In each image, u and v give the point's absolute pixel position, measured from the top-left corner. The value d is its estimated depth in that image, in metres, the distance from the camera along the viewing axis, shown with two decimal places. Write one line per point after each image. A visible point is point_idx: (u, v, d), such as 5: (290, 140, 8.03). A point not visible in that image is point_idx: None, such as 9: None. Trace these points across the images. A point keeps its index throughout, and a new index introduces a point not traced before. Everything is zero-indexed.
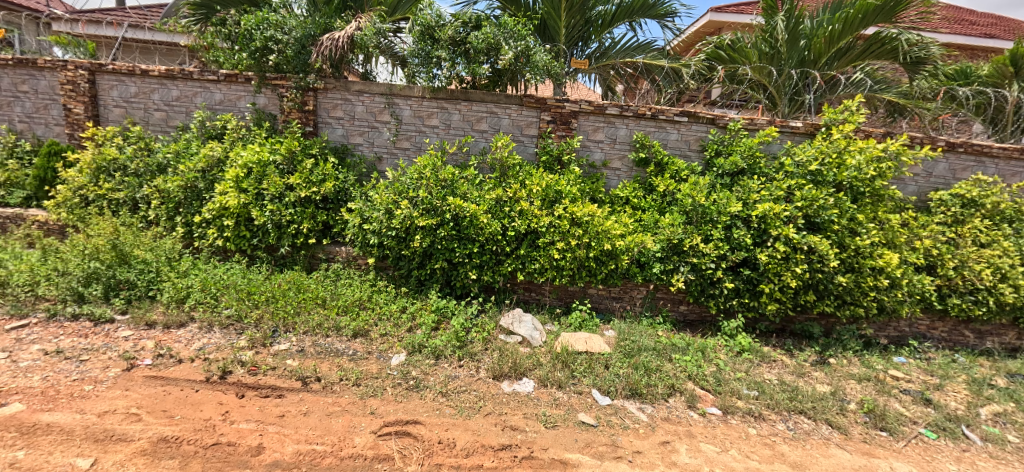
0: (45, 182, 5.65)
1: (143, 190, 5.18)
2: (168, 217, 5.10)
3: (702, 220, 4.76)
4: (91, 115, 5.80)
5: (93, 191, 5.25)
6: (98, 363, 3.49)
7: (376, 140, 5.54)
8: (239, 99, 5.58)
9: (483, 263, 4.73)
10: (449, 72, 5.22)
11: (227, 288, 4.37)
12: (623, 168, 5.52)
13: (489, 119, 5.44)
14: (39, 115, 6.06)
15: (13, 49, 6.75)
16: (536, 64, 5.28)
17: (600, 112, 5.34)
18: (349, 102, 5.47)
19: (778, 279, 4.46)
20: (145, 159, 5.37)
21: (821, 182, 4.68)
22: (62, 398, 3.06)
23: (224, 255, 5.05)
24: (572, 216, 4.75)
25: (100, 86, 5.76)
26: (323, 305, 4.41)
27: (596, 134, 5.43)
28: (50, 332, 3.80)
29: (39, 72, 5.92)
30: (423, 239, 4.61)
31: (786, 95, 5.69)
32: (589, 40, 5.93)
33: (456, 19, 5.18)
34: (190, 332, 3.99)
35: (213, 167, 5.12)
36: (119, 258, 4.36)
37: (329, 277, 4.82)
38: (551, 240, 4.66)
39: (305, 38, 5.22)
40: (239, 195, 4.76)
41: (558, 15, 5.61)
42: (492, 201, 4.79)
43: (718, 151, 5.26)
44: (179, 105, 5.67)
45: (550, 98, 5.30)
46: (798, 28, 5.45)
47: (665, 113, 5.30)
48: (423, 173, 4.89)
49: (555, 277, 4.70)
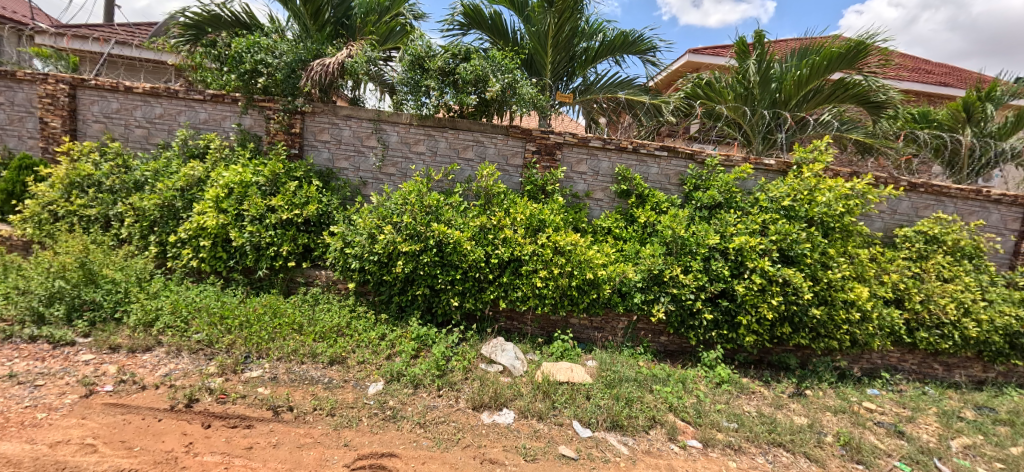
0: (12, 195, 5.43)
1: (117, 207, 5.00)
2: (141, 236, 4.93)
3: (682, 251, 4.86)
4: (68, 130, 5.66)
5: (64, 206, 5.05)
6: (54, 388, 3.31)
7: (361, 165, 5.54)
8: (224, 120, 5.54)
9: (465, 290, 4.71)
10: (437, 101, 5.31)
11: (199, 311, 4.22)
12: (605, 198, 5.62)
13: (475, 148, 5.50)
14: (13, 127, 5.88)
15: None
16: (523, 96, 5.39)
17: (584, 144, 5.46)
18: (336, 126, 5.48)
19: (755, 311, 4.56)
20: (122, 176, 5.22)
21: (794, 216, 4.87)
22: (12, 427, 2.87)
23: (198, 276, 4.87)
24: (554, 245, 4.79)
25: (81, 101, 5.67)
26: (299, 331, 4.28)
27: (579, 166, 5.55)
28: (4, 354, 3.60)
29: (17, 85, 5.79)
30: (406, 265, 4.57)
31: (760, 134, 5.91)
32: (573, 75, 6.14)
33: (445, 51, 5.36)
34: (156, 357, 3.82)
35: (192, 187, 5.00)
36: (87, 278, 4.20)
37: (307, 302, 4.70)
38: (534, 268, 4.69)
39: (295, 63, 5.25)
40: (217, 215, 4.65)
41: (545, 51, 5.81)
42: (476, 228, 4.81)
43: (697, 186, 5.42)
44: (161, 123, 5.59)
45: (535, 130, 5.41)
46: (769, 71, 5.76)
47: (646, 147, 5.47)
48: (408, 199, 4.88)
49: (538, 306, 4.70)
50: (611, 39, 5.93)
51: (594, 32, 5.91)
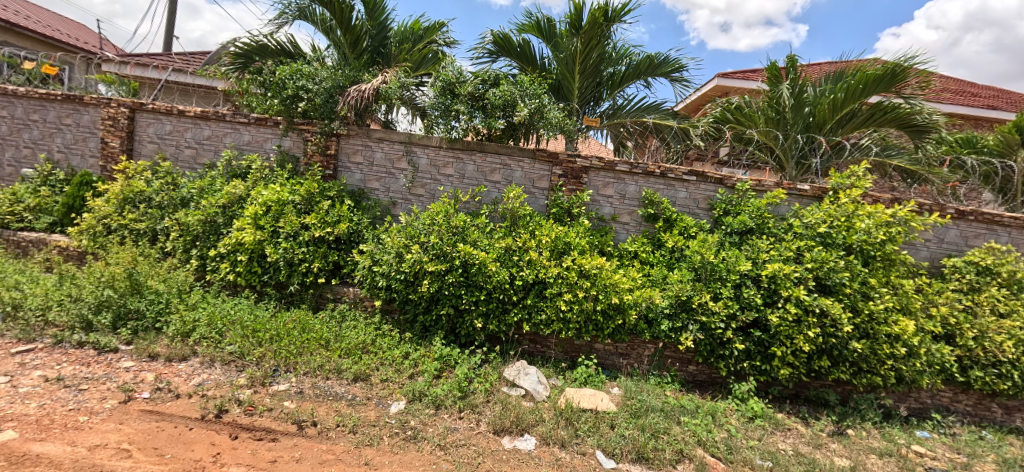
0: (72, 209, 5.84)
1: (164, 222, 5.31)
2: (184, 249, 5.19)
3: (712, 277, 4.74)
4: (125, 149, 6.11)
5: (117, 220, 5.39)
6: (96, 393, 3.48)
7: (391, 186, 5.71)
8: (265, 142, 5.85)
9: (489, 312, 4.71)
10: (466, 125, 5.45)
11: (233, 324, 4.38)
12: (632, 222, 5.56)
13: (503, 171, 5.58)
14: (77, 146, 6.40)
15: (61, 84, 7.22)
16: (550, 120, 5.46)
17: (611, 168, 5.46)
18: (369, 149, 5.70)
19: (790, 342, 4.36)
20: (171, 193, 5.55)
21: (831, 244, 4.69)
22: (56, 429, 3.04)
23: (233, 289, 5.07)
24: (580, 268, 4.76)
25: (138, 123, 6.12)
26: (326, 347, 4.37)
27: (606, 189, 5.53)
28: (54, 358, 3.83)
29: (83, 108, 6.31)
30: (432, 284, 4.63)
31: (793, 158, 5.72)
32: (600, 100, 6.21)
33: (475, 77, 5.50)
34: (191, 367, 3.98)
35: (233, 204, 5.25)
36: (132, 288, 4.45)
37: (335, 318, 4.80)
38: (559, 291, 4.66)
39: (333, 88, 5.52)
40: (255, 231, 4.87)
41: (572, 77, 5.94)
42: (501, 249, 4.85)
43: (727, 211, 5.30)
44: (208, 143, 5.96)
45: (562, 154, 5.45)
46: (803, 95, 5.64)
47: (674, 171, 5.41)
48: (436, 219, 4.98)
49: (562, 330, 4.65)
50: (637, 63, 5.99)
51: (622, 57, 5.96)
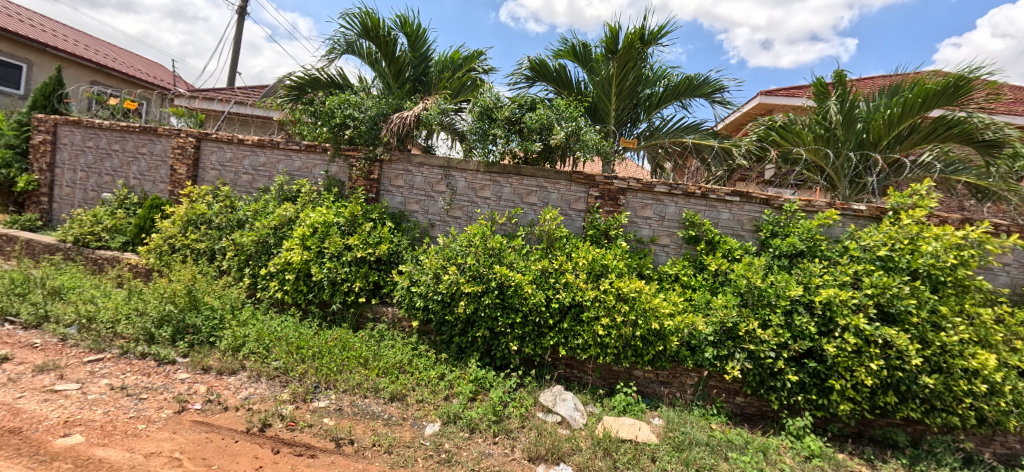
0: (143, 230, 6.38)
1: (221, 242, 5.69)
2: (238, 268, 5.52)
3: (759, 303, 4.48)
4: (191, 176, 6.66)
5: (180, 240, 5.83)
6: (154, 402, 3.71)
7: (430, 208, 5.87)
8: (314, 167, 6.20)
9: (525, 335, 4.66)
10: (503, 148, 5.58)
11: (279, 340, 4.58)
12: (672, 244, 5.39)
13: (539, 193, 5.61)
14: (150, 173, 7.04)
15: (140, 118, 8.01)
16: (587, 142, 5.47)
17: (649, 189, 5.36)
18: (410, 173, 5.91)
19: (850, 375, 4.03)
20: (228, 216, 5.96)
21: (893, 268, 4.35)
22: (117, 435, 3.25)
23: (281, 307, 5.31)
24: (617, 291, 4.65)
25: (203, 151, 6.67)
26: (364, 365, 4.46)
27: (644, 210, 5.43)
28: (120, 368, 4.14)
29: (157, 139, 6.96)
30: (468, 306, 4.66)
31: (845, 177, 5.44)
32: (637, 121, 6.18)
33: (512, 102, 5.63)
34: (239, 381, 4.17)
35: (284, 226, 5.57)
36: (191, 304, 4.78)
37: (374, 337, 4.91)
38: (596, 315, 4.55)
39: (377, 116, 5.82)
40: (302, 251, 5.13)
41: (608, 99, 5.96)
42: (537, 271, 4.83)
43: (774, 232, 5.04)
44: (264, 169, 6.39)
45: (599, 176, 5.42)
46: (854, 110, 5.33)
47: (716, 192, 5.23)
48: (473, 241, 5.06)
49: (600, 355, 4.52)
50: (676, 84, 5.93)
51: (659, 78, 5.92)
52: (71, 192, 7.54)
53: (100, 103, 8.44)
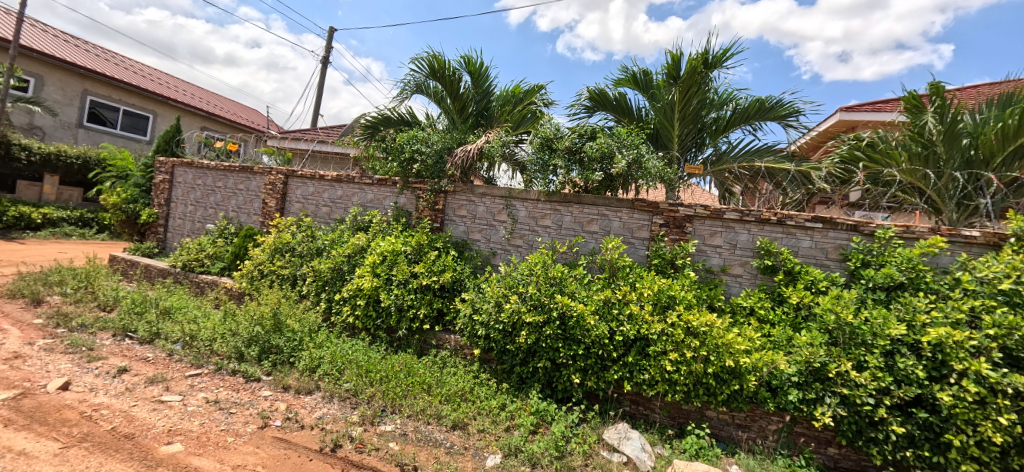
0: (238, 257, 7.13)
1: (302, 269, 6.20)
2: (315, 293, 5.95)
3: (852, 342, 4.00)
4: (279, 208, 7.39)
5: (268, 267, 6.43)
6: (241, 416, 4.05)
7: (492, 237, 5.99)
8: (385, 199, 6.63)
9: (587, 367, 4.52)
10: (563, 178, 5.60)
11: (350, 363, 4.83)
12: (746, 274, 5.03)
13: (600, 221, 5.54)
14: (246, 207, 7.90)
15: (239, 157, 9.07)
16: (650, 170, 5.36)
17: (718, 216, 5.08)
18: (473, 203, 6.11)
19: (972, 430, 3.46)
20: (309, 245, 6.50)
21: (1020, 304, 3.78)
22: (210, 446, 3.57)
23: (351, 331, 5.62)
24: (686, 325, 4.39)
25: (290, 187, 7.39)
26: (428, 391, 4.55)
27: (713, 238, 5.14)
28: (214, 383, 4.59)
29: (253, 176, 7.84)
30: (529, 336, 4.63)
31: (951, 200, 4.82)
32: (703, 146, 5.96)
33: (572, 132, 5.70)
34: (314, 400, 4.44)
35: (357, 254, 5.97)
36: (275, 326, 5.21)
37: (437, 364, 5.02)
38: (663, 350, 4.32)
39: (443, 150, 6.13)
40: (373, 278, 5.45)
41: (671, 125, 5.81)
42: (600, 302, 4.71)
43: (866, 262, 4.54)
44: (340, 202, 6.94)
45: (663, 203, 5.24)
46: (957, 125, 4.75)
47: (795, 218, 4.82)
48: (534, 270, 5.09)
49: (668, 392, 4.27)
50: (744, 106, 5.68)
51: (725, 101, 5.77)
52: (182, 223, 8.65)
53: (208, 146, 9.69)
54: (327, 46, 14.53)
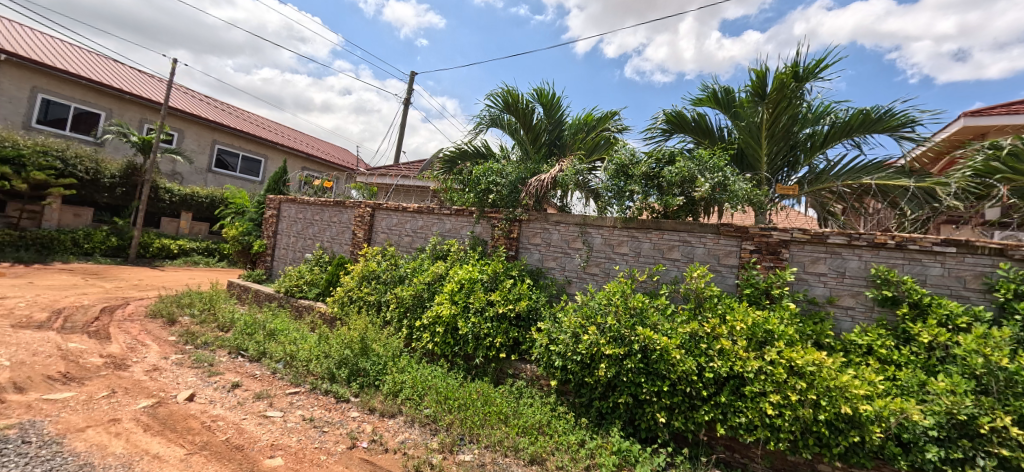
0: (331, 283, 7.75)
1: (387, 295, 6.56)
2: (398, 319, 6.24)
3: (1008, 389, 3.40)
4: (366, 238, 7.96)
5: (357, 293, 6.90)
6: (333, 436, 4.30)
7: (567, 265, 5.90)
8: (462, 229, 6.86)
9: (673, 406, 4.18)
10: (641, 203, 5.42)
11: (430, 389, 4.94)
12: (858, 306, 4.40)
13: (682, 248, 5.22)
14: (339, 237, 8.62)
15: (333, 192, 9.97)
16: (737, 193, 4.98)
17: (820, 241, 4.54)
18: (547, 231, 6.10)
19: None
20: (393, 272, 6.89)
21: None
22: (306, 462, 3.82)
23: (431, 357, 5.79)
24: (789, 363, 3.92)
25: (376, 219, 7.95)
26: (505, 422, 4.49)
27: (815, 265, 4.59)
28: (310, 401, 4.95)
29: (345, 209, 8.57)
30: (609, 369, 4.41)
31: None
32: (797, 164, 5.47)
33: (648, 157, 5.48)
34: (397, 424, 4.60)
35: (436, 281, 6.21)
36: (363, 350, 5.53)
37: (513, 394, 4.96)
38: (762, 390, 3.89)
39: (517, 181, 6.28)
40: (451, 306, 5.61)
41: (758, 144, 5.41)
42: (685, 335, 4.38)
43: (1020, 293, 3.82)
44: (421, 232, 7.30)
45: (753, 227, 4.81)
46: None
47: (918, 242, 4.17)
48: (612, 299, 4.92)
49: (770, 440, 3.79)
50: (845, 119, 5.11)
51: (820, 115, 5.23)
52: (285, 253, 9.61)
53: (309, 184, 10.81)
54: (410, 89, 15.65)
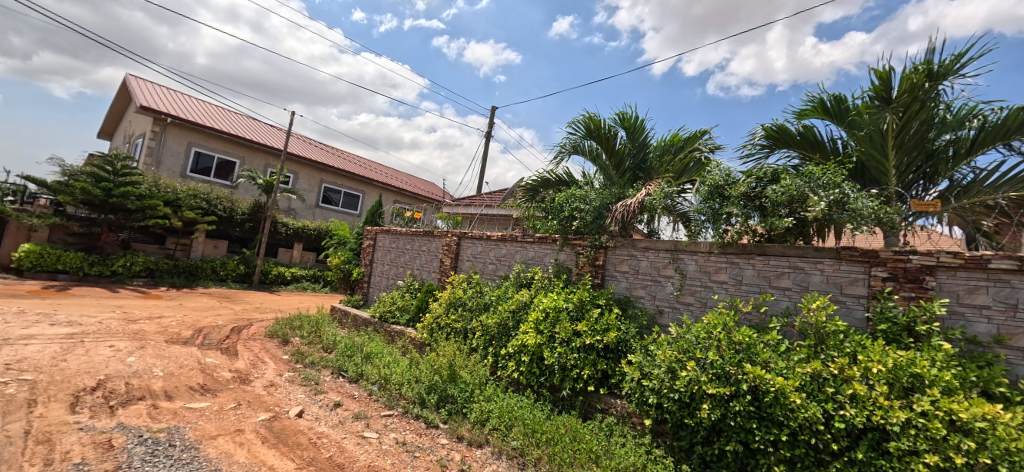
0: (421, 309, 8.05)
1: (472, 323, 6.63)
2: (484, 346, 6.26)
3: None
4: (453, 266, 8.19)
5: (444, 320, 7.07)
6: (424, 461, 4.35)
7: (658, 293, 5.53)
8: (545, 256, 6.77)
9: (795, 458, 3.64)
10: (741, 226, 4.93)
11: (517, 420, 4.81)
12: None
13: (793, 275, 4.63)
14: (428, 265, 8.98)
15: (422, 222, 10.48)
16: (860, 212, 4.32)
17: (979, 266, 3.76)
18: (635, 258, 5.80)
19: None
20: (478, 300, 6.97)
21: None
22: None
23: (516, 386, 5.69)
24: (949, 417, 3.26)
25: (462, 247, 8.16)
26: (596, 462, 4.15)
27: (973, 296, 3.79)
28: (402, 425, 5.08)
29: (433, 239, 8.93)
30: (713, 411, 3.96)
31: None
32: (935, 176, 4.68)
33: (747, 176, 4.99)
34: (485, 455, 4.53)
35: (521, 309, 6.16)
36: (451, 377, 5.58)
37: (603, 430, 4.66)
38: (913, 449, 3.26)
39: (602, 207, 6.08)
40: (536, 335, 5.50)
41: (882, 156, 4.67)
42: (805, 376, 3.82)
43: None
44: (505, 259, 7.34)
45: (884, 250, 4.13)
46: None
47: None
48: (713, 332, 4.47)
49: None
50: (998, 121, 4.27)
51: (963, 119, 4.44)
52: (380, 280, 10.22)
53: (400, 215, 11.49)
54: (491, 121, 16.16)
